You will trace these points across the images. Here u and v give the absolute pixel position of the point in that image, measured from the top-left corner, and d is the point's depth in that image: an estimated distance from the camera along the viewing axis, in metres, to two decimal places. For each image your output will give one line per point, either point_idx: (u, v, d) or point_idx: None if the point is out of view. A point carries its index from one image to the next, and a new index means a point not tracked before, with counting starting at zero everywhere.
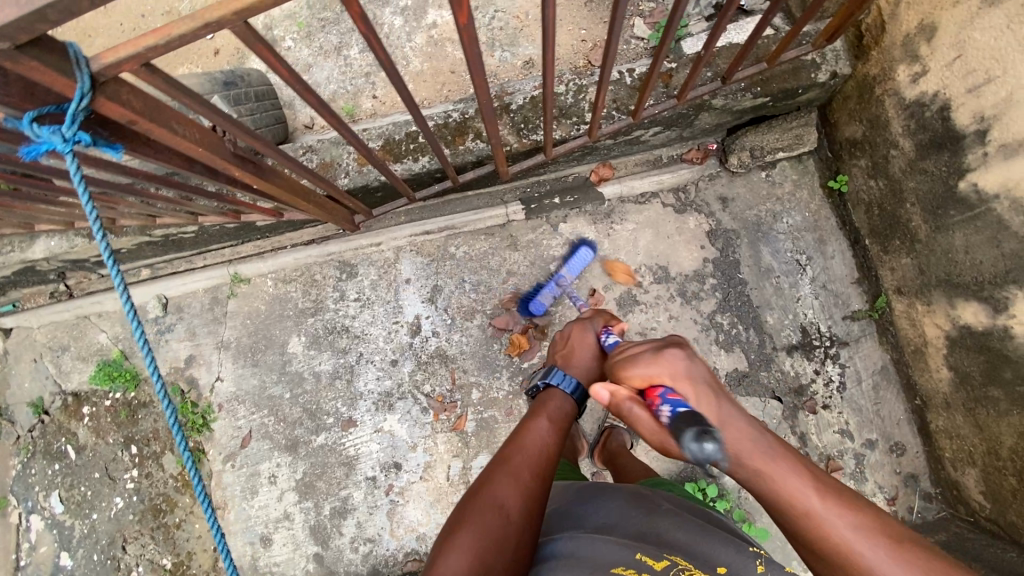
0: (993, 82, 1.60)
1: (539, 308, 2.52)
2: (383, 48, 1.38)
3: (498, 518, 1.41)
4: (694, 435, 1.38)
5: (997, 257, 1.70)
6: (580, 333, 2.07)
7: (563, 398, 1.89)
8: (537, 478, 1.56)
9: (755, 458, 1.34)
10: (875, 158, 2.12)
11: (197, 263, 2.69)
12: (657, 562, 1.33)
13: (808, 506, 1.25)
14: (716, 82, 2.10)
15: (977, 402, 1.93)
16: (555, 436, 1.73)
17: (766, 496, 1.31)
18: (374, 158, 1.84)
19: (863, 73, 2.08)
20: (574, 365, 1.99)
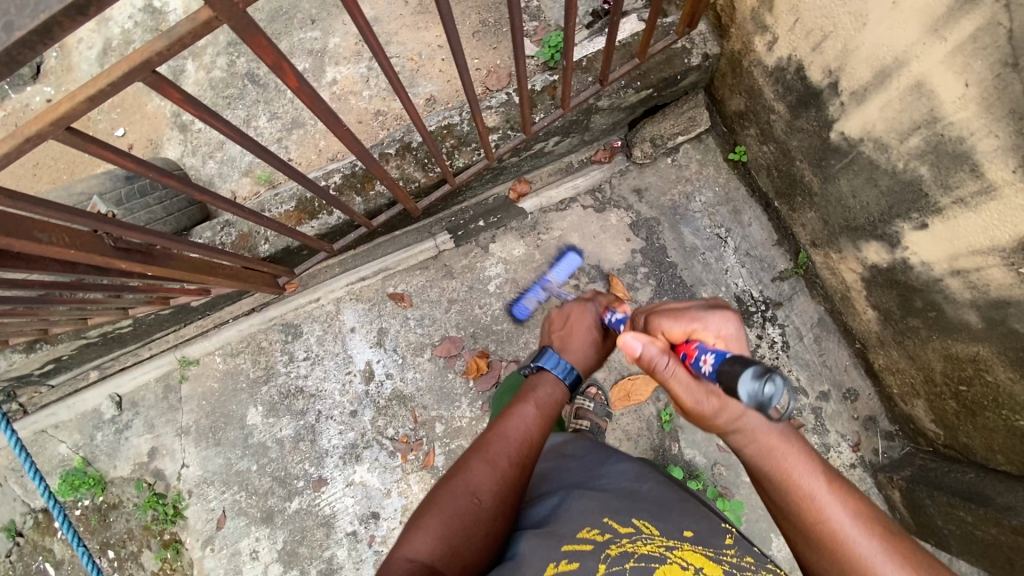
0: (829, 37, 1.69)
1: (524, 312, 2.57)
2: (244, 134, 1.43)
3: (468, 504, 1.41)
4: (757, 374, 1.11)
5: (879, 195, 1.78)
6: (580, 313, 1.88)
7: (554, 383, 1.71)
8: (516, 467, 1.51)
9: (772, 437, 1.38)
10: (761, 125, 2.21)
11: (144, 355, 2.70)
12: (623, 527, 1.35)
13: (812, 493, 1.33)
14: (596, 86, 2.19)
15: (903, 335, 1.98)
16: (541, 422, 1.62)
17: (774, 478, 1.36)
18: (265, 219, 1.88)
19: (730, 50, 2.19)
20: (571, 348, 1.80)
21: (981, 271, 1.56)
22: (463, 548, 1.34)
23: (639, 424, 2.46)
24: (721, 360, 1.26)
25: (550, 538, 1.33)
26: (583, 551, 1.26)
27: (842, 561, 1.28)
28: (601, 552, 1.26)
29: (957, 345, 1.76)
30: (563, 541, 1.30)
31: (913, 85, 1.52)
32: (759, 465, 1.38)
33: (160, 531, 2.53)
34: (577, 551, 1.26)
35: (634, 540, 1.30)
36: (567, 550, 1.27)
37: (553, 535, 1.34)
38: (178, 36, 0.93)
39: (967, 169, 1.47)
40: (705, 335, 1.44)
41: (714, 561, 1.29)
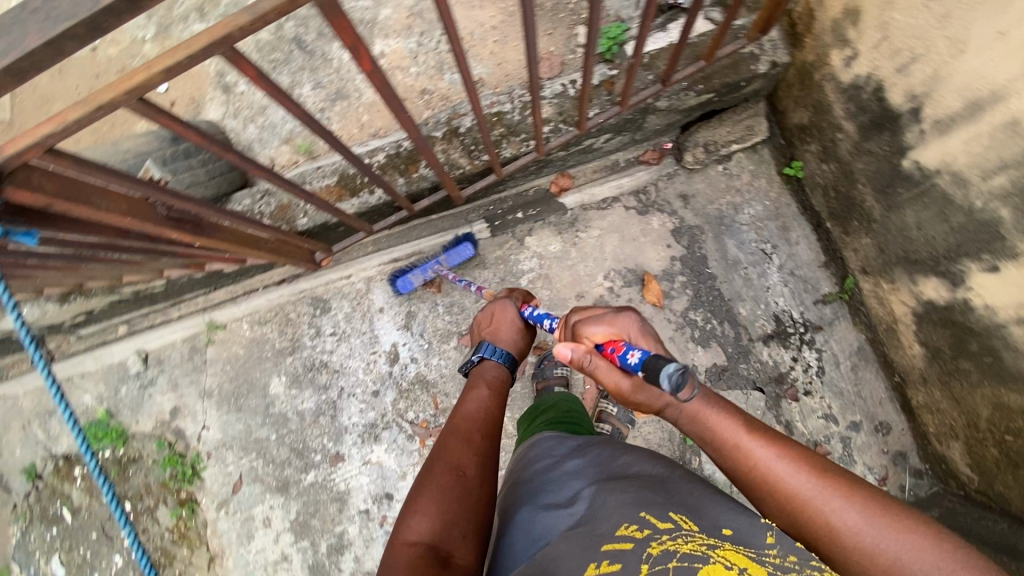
0: (919, 60, 1.59)
1: (406, 286, 2.54)
2: (298, 105, 1.38)
3: (455, 478, 1.52)
4: (675, 367, 1.25)
5: (948, 231, 1.70)
6: (501, 310, 2.05)
7: (496, 366, 1.92)
8: (487, 438, 1.66)
9: (693, 401, 1.43)
10: (824, 142, 2.12)
11: (172, 314, 2.70)
12: (662, 522, 1.25)
13: (738, 442, 1.33)
14: (656, 85, 2.10)
15: (950, 375, 1.92)
16: (497, 399, 1.81)
17: (705, 437, 1.39)
18: (306, 195, 1.85)
19: (801, 60, 2.09)
20: (502, 340, 1.99)
21: None
22: (459, 518, 1.44)
23: (661, 433, 2.43)
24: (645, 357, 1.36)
25: (587, 538, 1.27)
26: (624, 552, 1.18)
27: (783, 504, 1.23)
28: (642, 552, 1.18)
29: (1011, 395, 1.70)
30: (601, 541, 1.24)
31: (1008, 121, 1.42)
32: (691, 429, 1.41)
33: (177, 489, 2.57)
34: (617, 551, 1.19)
35: (676, 538, 1.20)
36: (605, 550, 1.20)
37: (589, 535, 1.28)
38: (262, 12, 0.88)
39: None
40: (623, 334, 1.54)
41: (758, 560, 1.12)
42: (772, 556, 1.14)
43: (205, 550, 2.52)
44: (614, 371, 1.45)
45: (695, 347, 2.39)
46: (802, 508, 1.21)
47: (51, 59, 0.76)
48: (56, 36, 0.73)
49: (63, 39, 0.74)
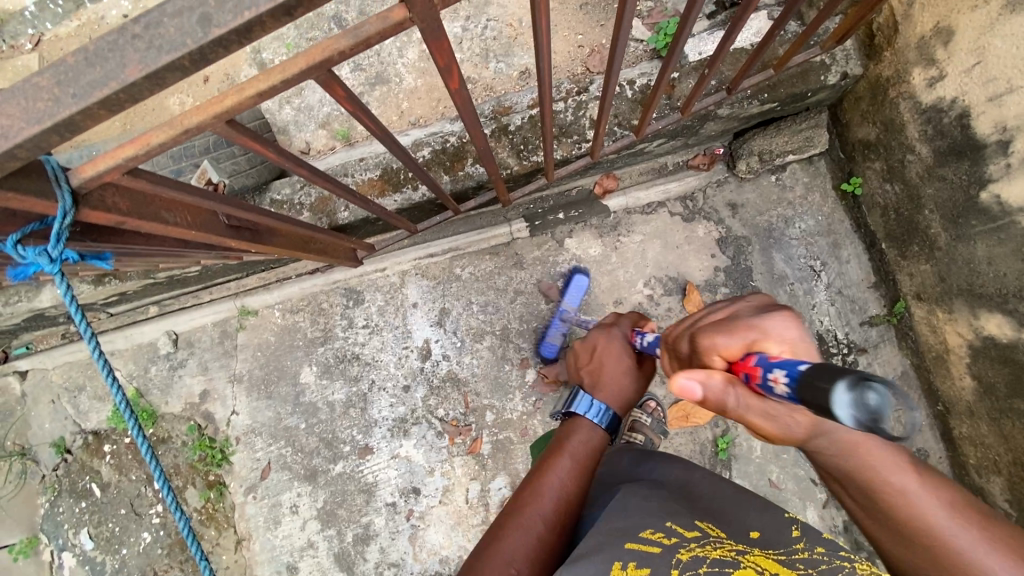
0: (1016, 91, 1.54)
1: (552, 351, 2.47)
2: (373, 119, 1.27)
3: (507, 573, 1.36)
4: (850, 388, 0.84)
5: (1022, 270, 1.64)
6: (606, 343, 1.89)
7: (590, 429, 1.73)
8: (553, 528, 1.49)
9: (855, 436, 1.29)
10: (890, 162, 2.04)
11: (204, 298, 2.68)
12: (689, 530, 1.31)
13: (901, 488, 1.25)
14: (723, 92, 2.02)
15: (1002, 413, 1.88)
16: (577, 480, 1.61)
17: (856, 475, 1.28)
18: (376, 207, 1.86)
19: (875, 74, 1.99)
20: (605, 380, 1.81)
21: None
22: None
23: (693, 445, 2.42)
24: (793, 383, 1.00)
25: (612, 536, 1.27)
26: (651, 557, 1.18)
27: (938, 561, 1.18)
28: (670, 556, 1.19)
29: None
30: (626, 542, 1.24)
31: None
32: (841, 463, 1.28)
33: (206, 471, 2.59)
34: (644, 554, 1.19)
35: (703, 543, 1.26)
36: (631, 551, 1.21)
37: (613, 534, 1.28)
38: (366, 37, 0.81)
39: None
40: (771, 345, 1.19)
41: (788, 565, 1.17)
42: (800, 554, 1.22)
43: (232, 533, 2.55)
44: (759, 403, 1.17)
45: None
46: (954, 563, 1.15)
47: (150, 90, 0.70)
48: (159, 68, 0.67)
49: (165, 71, 0.68)
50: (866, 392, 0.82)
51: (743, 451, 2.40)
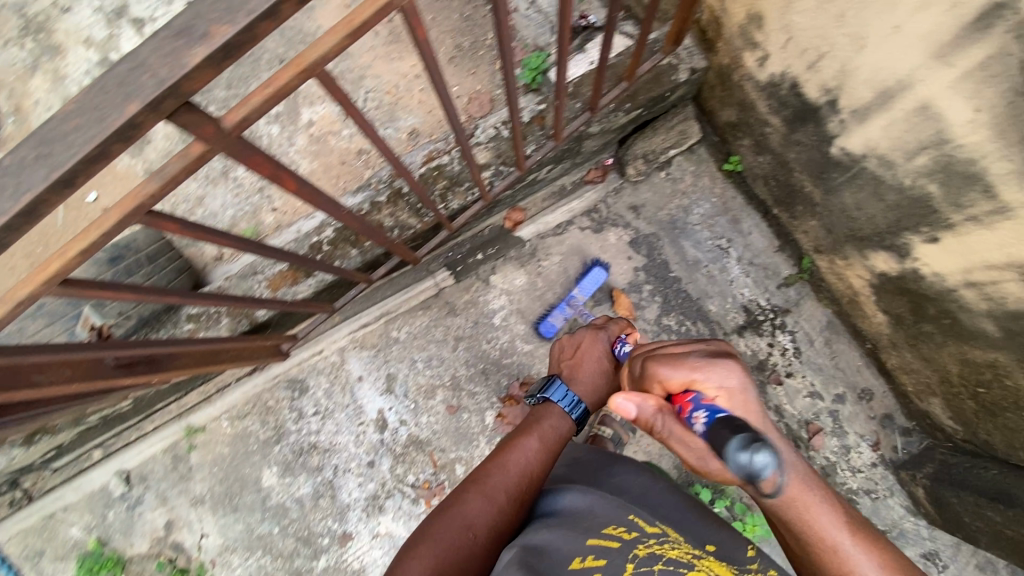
0: (825, 57, 1.63)
1: (552, 331, 2.51)
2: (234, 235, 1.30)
3: (463, 537, 1.42)
4: (741, 445, 1.19)
5: (885, 209, 1.75)
6: (591, 343, 1.97)
7: (561, 416, 1.77)
8: (514, 500, 1.53)
9: (802, 493, 1.29)
10: (755, 137, 2.18)
11: (147, 428, 2.61)
12: (649, 526, 1.42)
13: (835, 544, 1.27)
14: (586, 113, 2.14)
15: (917, 338, 1.98)
16: (541, 459, 1.64)
17: (796, 528, 1.29)
18: (271, 304, 1.90)
19: (717, 63, 2.15)
20: (582, 377, 1.90)
21: (997, 284, 1.53)
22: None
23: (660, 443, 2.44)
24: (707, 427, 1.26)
25: (575, 531, 1.36)
26: (608, 550, 1.29)
27: None
28: (628, 551, 1.31)
29: (974, 351, 1.75)
30: (588, 535, 1.34)
31: (917, 107, 1.43)
32: (782, 515, 1.29)
33: None
34: (604, 547, 1.30)
35: (660, 542, 1.37)
36: (591, 544, 1.30)
37: (578, 528, 1.37)
38: (171, 175, 0.86)
39: (979, 190, 1.41)
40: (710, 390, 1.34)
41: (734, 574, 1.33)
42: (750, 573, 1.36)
43: None
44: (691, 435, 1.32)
45: None
46: None
47: None
48: None
49: None
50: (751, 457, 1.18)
51: None
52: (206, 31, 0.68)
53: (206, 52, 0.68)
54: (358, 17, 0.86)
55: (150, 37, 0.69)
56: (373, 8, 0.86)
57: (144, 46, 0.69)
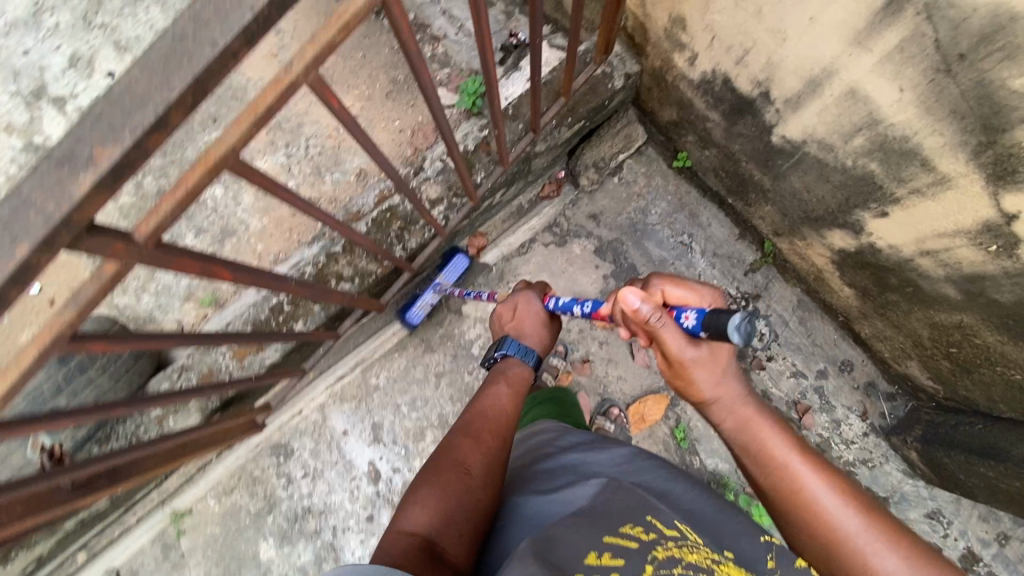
0: (750, 52, 1.63)
1: (416, 318, 2.47)
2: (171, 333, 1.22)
3: (460, 474, 1.47)
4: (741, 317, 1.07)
5: (833, 189, 1.77)
6: (525, 303, 1.94)
7: (520, 365, 1.86)
8: (497, 439, 1.61)
9: (748, 410, 1.35)
10: (698, 132, 2.19)
11: (130, 520, 2.48)
12: (668, 529, 1.24)
13: (787, 463, 1.27)
14: (529, 134, 2.12)
15: (885, 307, 2.00)
16: (514, 402, 1.75)
17: (749, 448, 1.32)
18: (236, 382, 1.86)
19: (650, 66, 2.16)
20: (529, 333, 1.92)
21: (951, 251, 1.55)
22: (458, 515, 1.37)
23: (656, 447, 2.42)
24: (705, 317, 1.20)
25: (591, 524, 1.22)
26: (626, 548, 1.14)
27: (822, 536, 1.20)
28: (646, 553, 1.14)
29: (941, 315, 1.78)
30: (604, 531, 1.19)
31: (846, 92, 1.44)
32: (735, 437, 1.34)
33: None
34: (621, 546, 1.15)
35: (680, 545, 1.19)
36: (608, 540, 1.16)
37: (593, 522, 1.23)
38: (86, 300, 0.80)
39: (918, 164, 1.42)
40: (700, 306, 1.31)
41: None
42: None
43: None
44: (678, 332, 1.24)
45: None
46: (839, 539, 1.18)
47: None
48: None
49: None
50: (745, 323, 1.07)
51: (702, 430, 2.42)
52: (89, 154, 0.63)
53: (93, 178, 0.64)
54: (261, 105, 0.82)
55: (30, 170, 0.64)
56: (276, 93, 0.83)
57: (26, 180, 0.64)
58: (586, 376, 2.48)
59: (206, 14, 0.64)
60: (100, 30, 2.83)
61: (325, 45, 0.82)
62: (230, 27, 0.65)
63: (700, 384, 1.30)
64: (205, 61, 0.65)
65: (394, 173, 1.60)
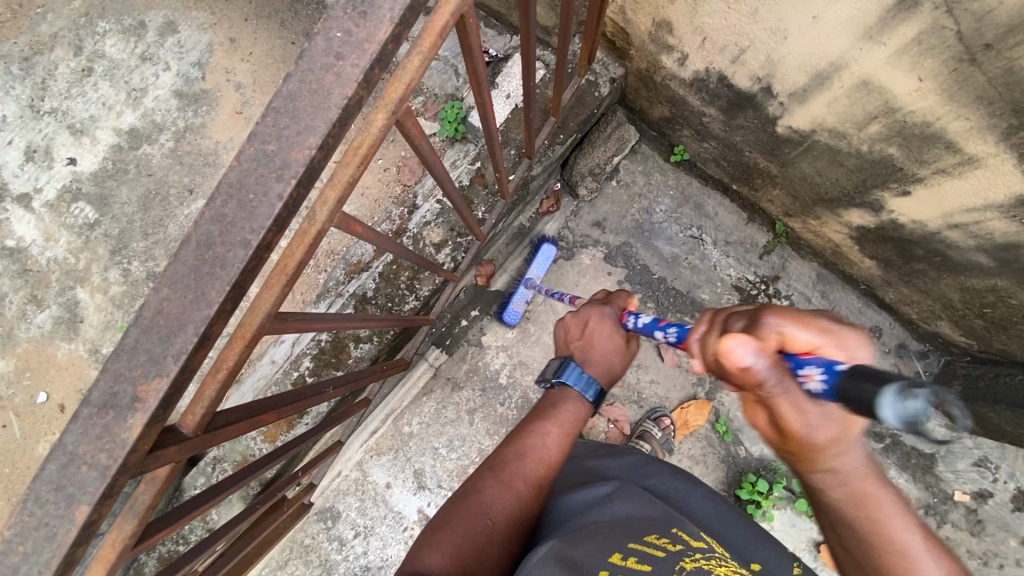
0: (748, 50, 1.58)
1: (515, 318, 2.48)
2: (238, 477, 1.30)
3: (479, 526, 1.32)
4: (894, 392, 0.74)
5: (847, 172, 1.73)
6: (598, 319, 1.63)
7: (578, 401, 1.57)
8: (531, 488, 1.42)
9: (863, 480, 1.17)
10: (694, 127, 2.12)
11: None
12: (695, 540, 1.23)
13: (901, 542, 1.16)
14: (525, 159, 2.04)
15: (911, 275, 1.98)
16: (563, 447, 1.50)
17: (856, 523, 1.18)
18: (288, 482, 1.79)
19: (635, 67, 2.07)
20: (596, 358, 1.60)
21: (981, 223, 1.54)
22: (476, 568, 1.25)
23: (700, 444, 2.41)
24: (835, 378, 0.90)
25: (614, 530, 1.20)
26: (653, 557, 1.11)
27: None
28: (674, 562, 1.12)
29: (972, 280, 1.77)
30: (628, 537, 1.17)
31: (858, 83, 1.42)
32: (842, 509, 1.18)
33: None
34: (647, 553, 1.12)
35: (709, 557, 1.18)
36: (634, 546, 1.13)
37: (615, 528, 1.21)
38: (141, 512, 0.81)
39: (942, 146, 1.41)
40: (835, 355, 1.00)
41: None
42: None
43: None
44: (799, 392, 0.97)
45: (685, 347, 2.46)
46: None
47: None
48: None
49: None
50: (905, 400, 0.72)
51: (743, 420, 2.40)
52: (135, 394, 0.71)
53: (142, 416, 0.71)
54: (291, 262, 0.79)
55: (72, 419, 0.71)
56: (303, 246, 0.80)
57: (70, 434, 0.71)
58: (618, 387, 2.46)
59: (233, 214, 0.73)
60: (50, 116, 2.69)
61: (346, 183, 0.81)
62: (261, 222, 0.72)
63: (817, 457, 1.10)
64: (239, 262, 0.72)
65: (407, 249, 1.47)
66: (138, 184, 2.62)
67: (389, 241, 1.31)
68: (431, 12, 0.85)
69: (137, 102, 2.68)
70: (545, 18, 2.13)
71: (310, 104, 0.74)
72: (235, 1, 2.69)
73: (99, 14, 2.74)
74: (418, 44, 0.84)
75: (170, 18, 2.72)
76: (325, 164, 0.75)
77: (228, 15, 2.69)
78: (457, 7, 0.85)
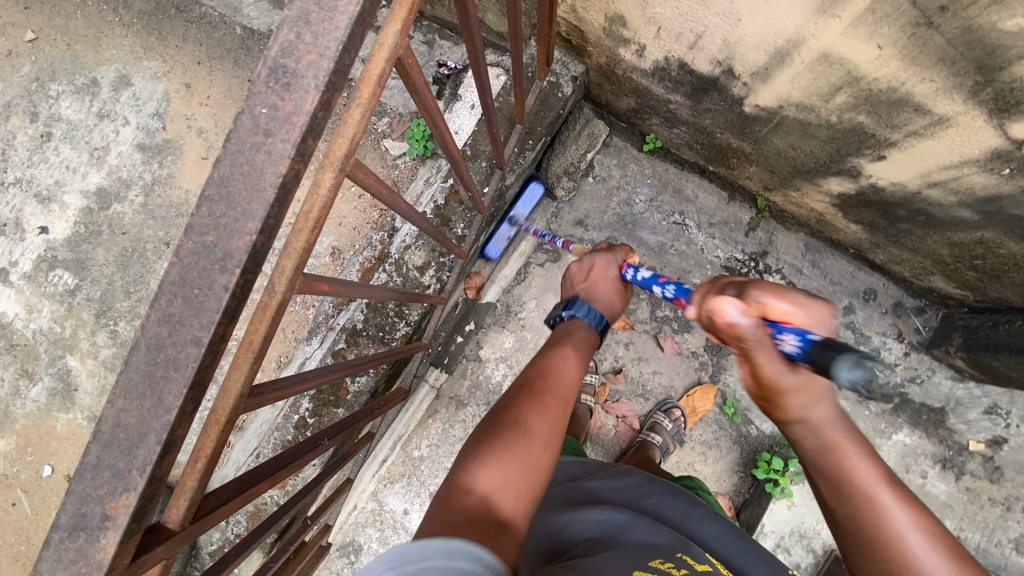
0: (704, 36, 1.56)
1: (496, 253, 2.41)
2: (253, 534, 1.28)
3: (521, 435, 1.22)
4: None
5: (821, 143, 1.71)
6: (602, 265, 1.69)
7: (587, 330, 1.59)
8: (564, 406, 1.34)
9: (835, 433, 1.16)
10: (662, 115, 2.10)
11: None
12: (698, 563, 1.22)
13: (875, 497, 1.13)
14: (496, 171, 2.00)
15: (898, 236, 1.96)
16: (580, 368, 1.46)
17: (831, 474, 1.16)
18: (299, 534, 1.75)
19: (594, 63, 2.04)
20: (601, 297, 1.65)
21: (960, 179, 1.52)
22: (521, 475, 1.15)
23: (711, 428, 2.40)
24: (808, 347, 1.01)
25: (619, 557, 1.18)
26: None
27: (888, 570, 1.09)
28: None
29: (958, 235, 1.76)
30: (635, 565, 1.15)
31: (818, 57, 1.40)
32: (817, 458, 1.17)
33: None
34: None
35: None
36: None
37: (621, 556, 1.18)
38: None
39: (911, 110, 1.39)
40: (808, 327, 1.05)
41: None
42: None
43: None
44: (773, 353, 1.07)
45: (682, 334, 2.44)
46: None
47: None
48: None
49: None
50: None
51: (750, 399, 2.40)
52: (106, 511, 0.70)
53: (114, 533, 0.70)
54: (256, 338, 0.78)
55: (45, 545, 0.70)
56: (266, 321, 0.79)
57: (45, 560, 0.70)
58: (623, 383, 2.44)
59: (181, 312, 0.72)
60: (16, 187, 2.65)
61: (301, 251, 0.79)
62: (211, 314, 0.71)
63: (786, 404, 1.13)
64: (192, 361, 0.71)
65: (385, 289, 1.46)
66: (113, 244, 2.59)
67: (360, 283, 1.27)
68: (365, 63, 0.82)
69: (101, 161, 2.64)
70: (497, 24, 2.10)
71: (244, 188, 0.72)
72: (185, 46, 2.65)
73: (49, 77, 2.69)
74: (356, 96, 0.81)
75: (122, 72, 2.67)
76: (271, 246, 0.74)
77: (181, 61, 2.64)
78: (392, 52, 0.83)
